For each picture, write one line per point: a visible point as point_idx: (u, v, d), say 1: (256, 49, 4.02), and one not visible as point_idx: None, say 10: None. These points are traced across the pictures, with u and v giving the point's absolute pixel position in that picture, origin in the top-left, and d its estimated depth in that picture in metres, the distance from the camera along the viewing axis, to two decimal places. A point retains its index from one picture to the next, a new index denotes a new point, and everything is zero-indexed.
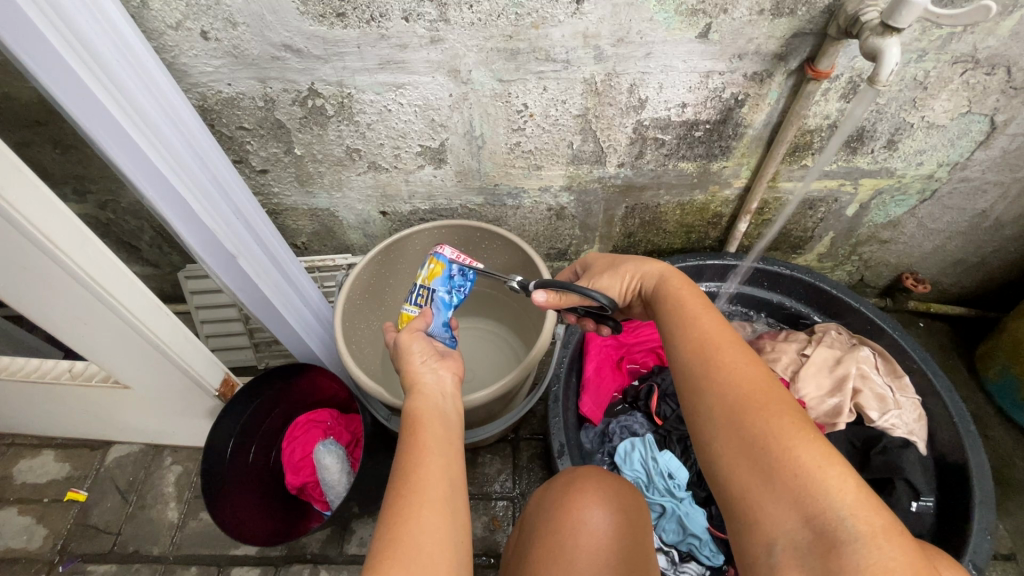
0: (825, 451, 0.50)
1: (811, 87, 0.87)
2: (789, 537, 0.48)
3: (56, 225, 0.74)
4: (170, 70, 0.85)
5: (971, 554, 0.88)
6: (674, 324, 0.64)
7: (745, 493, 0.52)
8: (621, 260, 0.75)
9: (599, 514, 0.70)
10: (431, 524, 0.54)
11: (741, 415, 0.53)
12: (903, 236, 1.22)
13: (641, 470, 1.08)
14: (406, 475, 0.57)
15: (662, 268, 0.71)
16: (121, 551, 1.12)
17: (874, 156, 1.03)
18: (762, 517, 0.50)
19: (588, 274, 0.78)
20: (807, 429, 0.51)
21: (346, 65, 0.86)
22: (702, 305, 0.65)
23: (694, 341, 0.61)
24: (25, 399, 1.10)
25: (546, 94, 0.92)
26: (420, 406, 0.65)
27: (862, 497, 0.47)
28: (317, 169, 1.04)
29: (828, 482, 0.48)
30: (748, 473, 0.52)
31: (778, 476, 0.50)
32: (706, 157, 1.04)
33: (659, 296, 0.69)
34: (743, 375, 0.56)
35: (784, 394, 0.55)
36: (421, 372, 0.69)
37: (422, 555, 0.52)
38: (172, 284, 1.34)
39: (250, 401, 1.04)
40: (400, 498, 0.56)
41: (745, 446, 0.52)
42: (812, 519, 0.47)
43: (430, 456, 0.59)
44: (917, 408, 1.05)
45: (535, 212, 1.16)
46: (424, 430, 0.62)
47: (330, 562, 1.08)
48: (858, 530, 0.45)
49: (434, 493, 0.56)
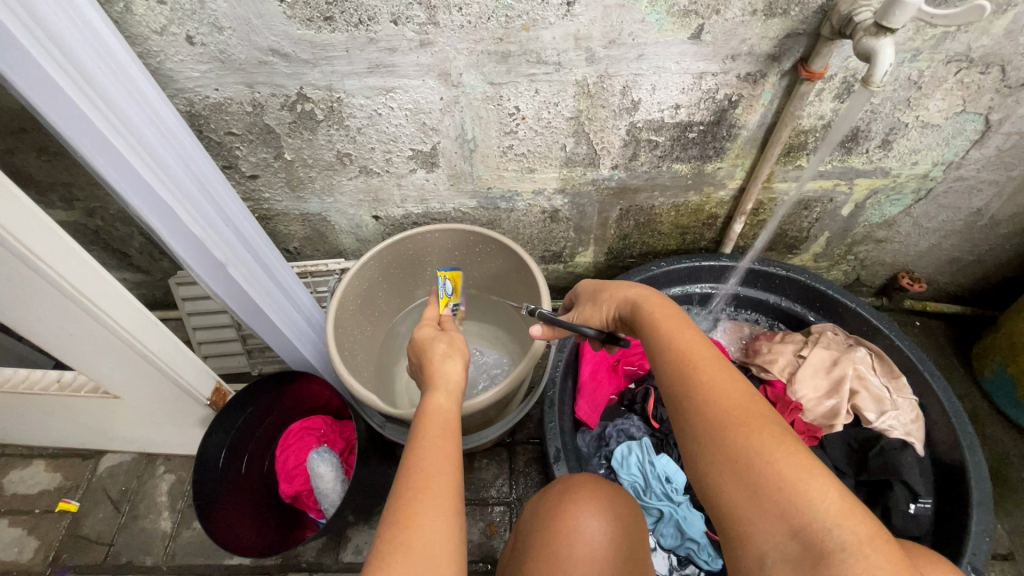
0: (806, 463, 0.49)
1: (805, 87, 0.86)
2: (779, 551, 0.47)
3: (15, 217, 0.70)
4: (155, 75, 0.84)
5: (969, 557, 0.87)
6: (652, 344, 0.64)
7: (733, 509, 0.51)
8: (601, 289, 0.76)
9: (594, 523, 0.68)
10: (440, 533, 0.52)
11: (722, 431, 0.53)
12: (898, 236, 1.22)
13: (638, 474, 1.07)
14: (416, 478, 0.55)
15: (635, 291, 0.70)
16: (114, 562, 1.10)
17: (868, 156, 1.03)
18: (751, 532, 0.49)
19: (576, 303, 0.81)
20: (787, 442, 0.51)
21: (335, 70, 0.85)
22: (679, 320, 0.64)
23: (673, 359, 0.60)
24: (14, 410, 1.08)
25: (538, 96, 0.91)
26: (444, 407, 0.64)
27: (845, 505, 0.46)
28: (307, 174, 1.03)
29: (811, 493, 0.47)
30: (735, 489, 0.51)
31: (763, 492, 0.49)
32: (700, 158, 1.04)
33: (635, 317, 0.68)
34: (723, 391, 0.55)
35: (765, 407, 0.54)
36: (442, 372, 0.68)
37: (431, 564, 0.50)
38: (163, 291, 1.33)
39: (243, 408, 1.03)
40: (411, 503, 0.53)
41: (729, 462, 0.52)
42: (799, 531, 0.46)
43: (436, 461, 0.57)
44: (915, 410, 1.04)
45: (529, 214, 1.15)
46: (447, 433, 0.60)
47: (326, 570, 1.07)
48: (844, 540, 0.44)
49: (446, 502, 0.54)
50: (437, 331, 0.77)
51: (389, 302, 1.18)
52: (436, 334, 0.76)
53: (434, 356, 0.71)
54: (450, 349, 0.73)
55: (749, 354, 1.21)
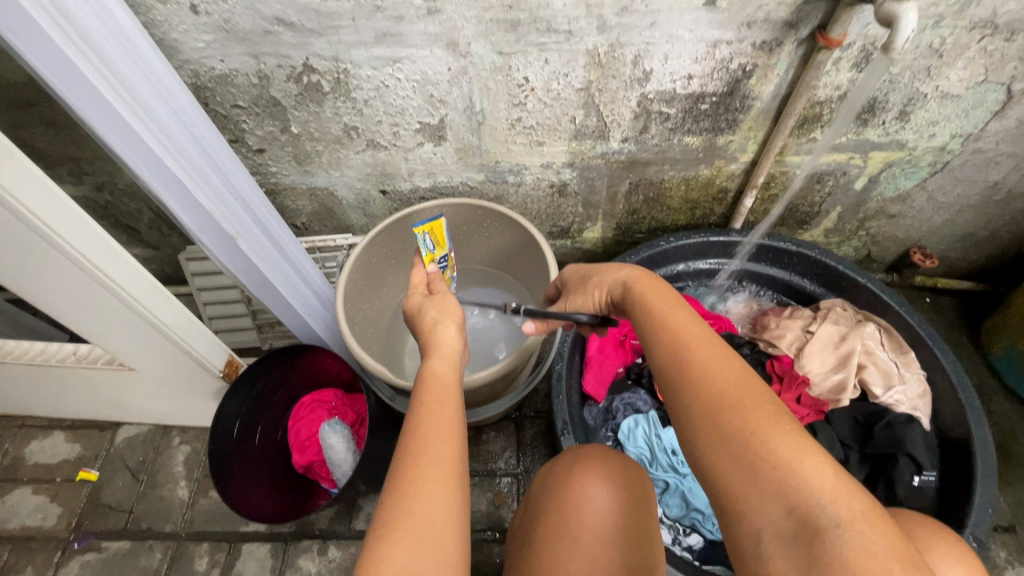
0: (800, 442, 0.50)
1: (822, 55, 0.84)
2: (774, 527, 0.48)
3: (31, 192, 0.70)
4: (160, 46, 0.83)
5: (971, 527, 0.88)
6: (645, 325, 0.64)
7: (729, 488, 0.51)
8: (592, 274, 0.76)
9: (602, 492, 0.70)
10: (440, 497, 0.53)
11: (717, 412, 0.53)
12: (912, 211, 1.20)
13: (644, 446, 1.09)
14: (415, 444, 0.56)
15: (626, 272, 0.70)
16: (134, 528, 1.14)
17: (885, 128, 1.00)
18: (747, 510, 0.49)
19: (565, 292, 0.81)
20: (783, 422, 0.52)
21: (341, 39, 0.83)
22: (672, 303, 0.64)
23: (666, 340, 0.60)
24: (31, 382, 1.10)
25: (548, 67, 0.89)
26: (441, 372, 0.65)
27: (840, 483, 0.47)
28: (314, 147, 1.02)
29: (807, 472, 0.48)
30: (730, 468, 0.51)
31: (759, 471, 0.49)
32: (712, 131, 1.02)
33: (628, 300, 0.69)
34: (718, 370, 0.56)
35: (761, 388, 0.55)
36: (440, 339, 0.69)
37: (432, 528, 0.51)
38: (173, 266, 1.34)
39: (255, 382, 1.04)
40: (411, 467, 0.54)
41: (725, 443, 0.52)
42: (795, 509, 0.47)
43: (436, 427, 0.57)
44: (922, 384, 1.05)
45: (538, 189, 1.14)
46: (445, 397, 0.61)
47: (339, 537, 1.10)
48: (839, 516, 0.45)
49: (446, 466, 0.55)
50: (426, 297, 0.78)
51: (395, 280, 1.19)
52: (425, 300, 0.77)
53: (429, 324, 0.72)
54: (442, 315, 0.73)
55: (757, 330, 1.21)
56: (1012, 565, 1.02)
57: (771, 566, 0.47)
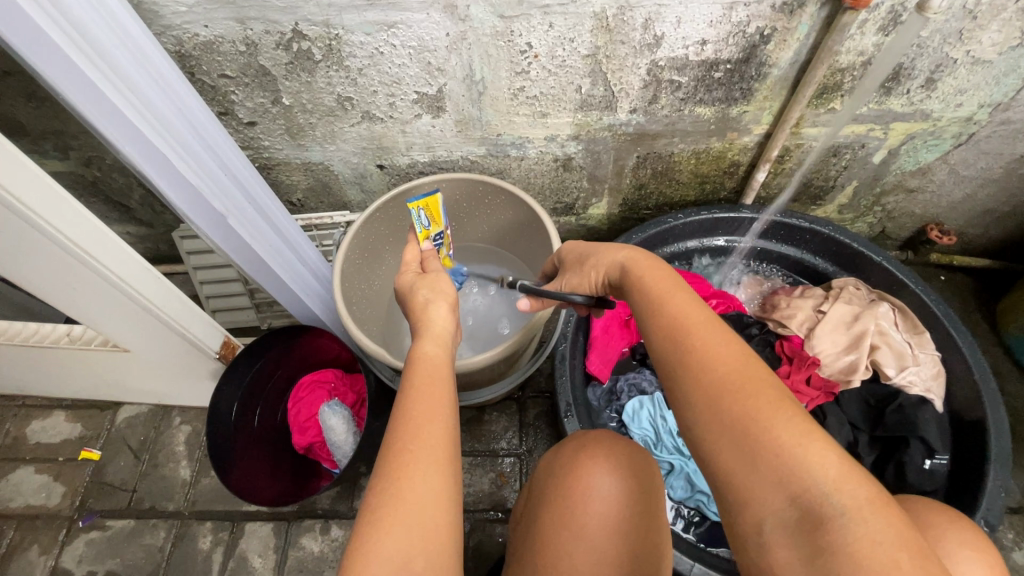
0: (803, 427, 0.47)
1: (847, 17, 0.78)
2: (776, 516, 0.45)
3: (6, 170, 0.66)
4: (140, 11, 0.78)
5: (983, 511, 0.87)
6: (644, 308, 0.61)
7: (730, 477, 0.48)
8: (588, 255, 0.73)
9: (609, 480, 0.68)
10: (430, 484, 0.50)
11: (718, 399, 0.50)
12: (932, 185, 1.15)
13: (649, 428, 1.08)
14: (404, 428, 0.53)
15: (624, 254, 0.67)
16: (137, 507, 1.14)
17: (908, 98, 0.95)
18: (749, 499, 0.47)
19: (561, 271, 0.78)
20: (786, 406, 0.49)
21: (332, 3, 0.78)
22: (671, 285, 0.61)
23: (666, 324, 0.57)
24: (27, 363, 1.09)
25: (552, 31, 0.84)
26: (432, 354, 0.62)
27: (845, 469, 0.45)
28: (307, 120, 0.97)
29: (810, 459, 0.45)
30: (731, 456, 0.48)
31: (760, 458, 0.47)
32: (725, 101, 0.97)
33: (626, 282, 0.65)
34: (720, 356, 0.53)
35: (764, 372, 0.52)
36: (432, 320, 0.66)
37: (422, 517, 0.49)
38: (167, 244, 1.30)
39: (251, 363, 1.02)
40: (401, 453, 0.51)
41: (726, 430, 0.49)
42: (798, 497, 0.44)
43: (427, 412, 0.55)
44: (936, 365, 1.02)
45: (541, 163, 1.10)
46: (436, 380, 0.58)
47: (342, 517, 1.10)
48: (844, 505, 0.43)
49: (437, 452, 0.52)
50: (418, 276, 0.75)
51: (393, 259, 1.16)
52: (416, 279, 0.74)
53: (420, 303, 0.69)
54: (435, 295, 0.70)
55: (766, 309, 1.18)
56: (1019, 546, 1.01)
57: (773, 556, 0.45)
